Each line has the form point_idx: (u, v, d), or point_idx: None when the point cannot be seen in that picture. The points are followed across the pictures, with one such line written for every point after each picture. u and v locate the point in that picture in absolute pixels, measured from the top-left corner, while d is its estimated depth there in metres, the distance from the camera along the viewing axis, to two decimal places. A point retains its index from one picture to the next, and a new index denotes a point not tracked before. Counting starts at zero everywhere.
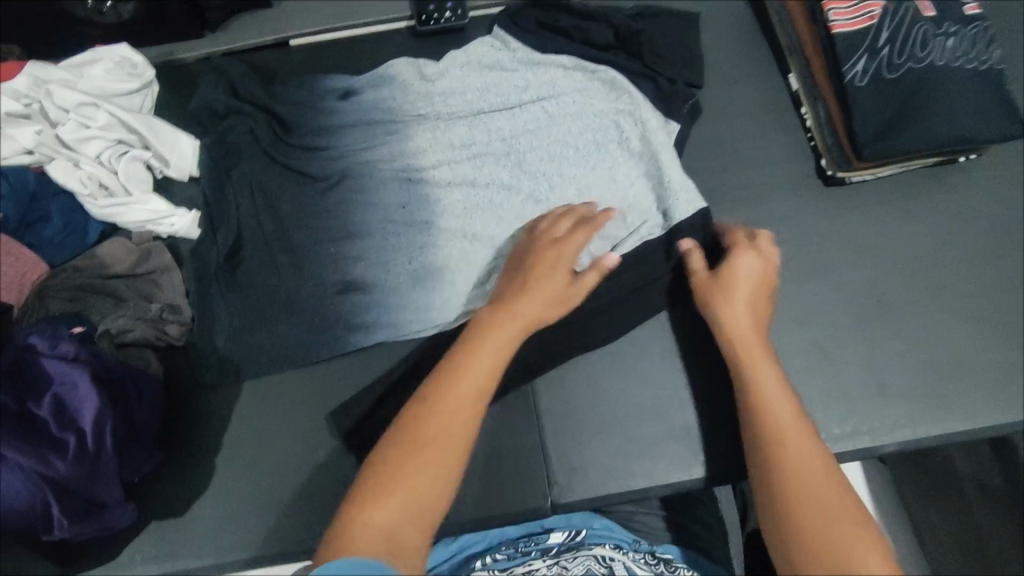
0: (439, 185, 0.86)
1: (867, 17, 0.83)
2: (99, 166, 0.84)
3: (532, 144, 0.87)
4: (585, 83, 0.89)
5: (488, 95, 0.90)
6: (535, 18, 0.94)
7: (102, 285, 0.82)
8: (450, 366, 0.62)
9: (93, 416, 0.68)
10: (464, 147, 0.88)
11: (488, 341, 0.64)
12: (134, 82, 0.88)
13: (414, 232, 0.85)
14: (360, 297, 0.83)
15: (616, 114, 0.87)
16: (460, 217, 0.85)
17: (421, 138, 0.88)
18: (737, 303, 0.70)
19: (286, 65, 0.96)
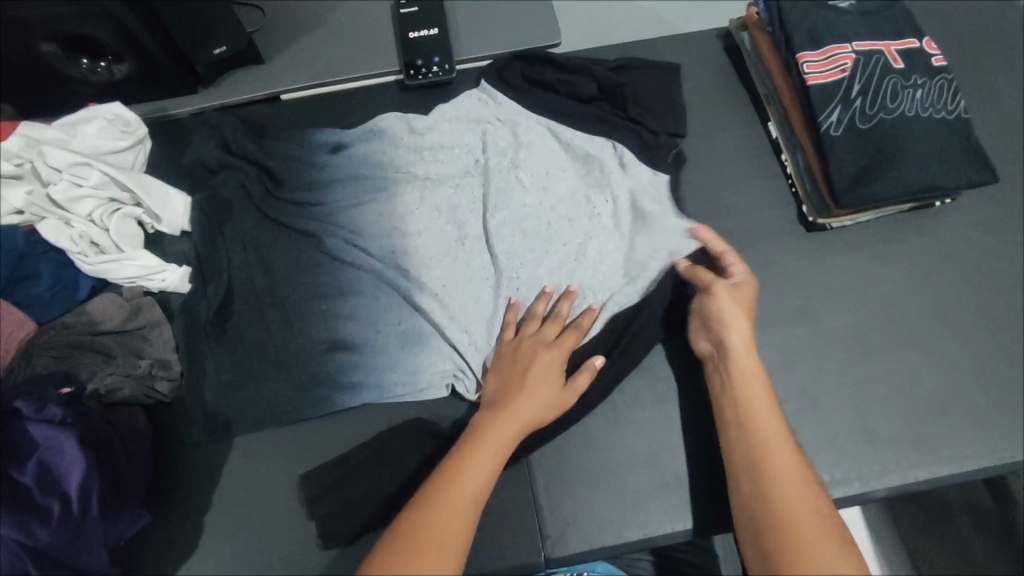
0: (427, 241, 0.88)
1: (839, 70, 0.85)
2: (91, 224, 0.85)
3: (519, 201, 0.89)
4: (570, 139, 0.92)
5: (476, 151, 0.92)
6: (521, 71, 0.97)
7: (90, 342, 0.81)
8: (440, 483, 0.63)
9: (80, 481, 0.66)
10: (452, 202, 0.90)
11: (478, 453, 0.66)
12: (126, 139, 0.89)
13: (402, 290, 0.85)
14: (349, 356, 0.83)
15: (601, 171, 0.90)
16: (448, 273, 0.86)
17: (409, 193, 0.90)
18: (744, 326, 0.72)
19: (278, 119, 0.98)
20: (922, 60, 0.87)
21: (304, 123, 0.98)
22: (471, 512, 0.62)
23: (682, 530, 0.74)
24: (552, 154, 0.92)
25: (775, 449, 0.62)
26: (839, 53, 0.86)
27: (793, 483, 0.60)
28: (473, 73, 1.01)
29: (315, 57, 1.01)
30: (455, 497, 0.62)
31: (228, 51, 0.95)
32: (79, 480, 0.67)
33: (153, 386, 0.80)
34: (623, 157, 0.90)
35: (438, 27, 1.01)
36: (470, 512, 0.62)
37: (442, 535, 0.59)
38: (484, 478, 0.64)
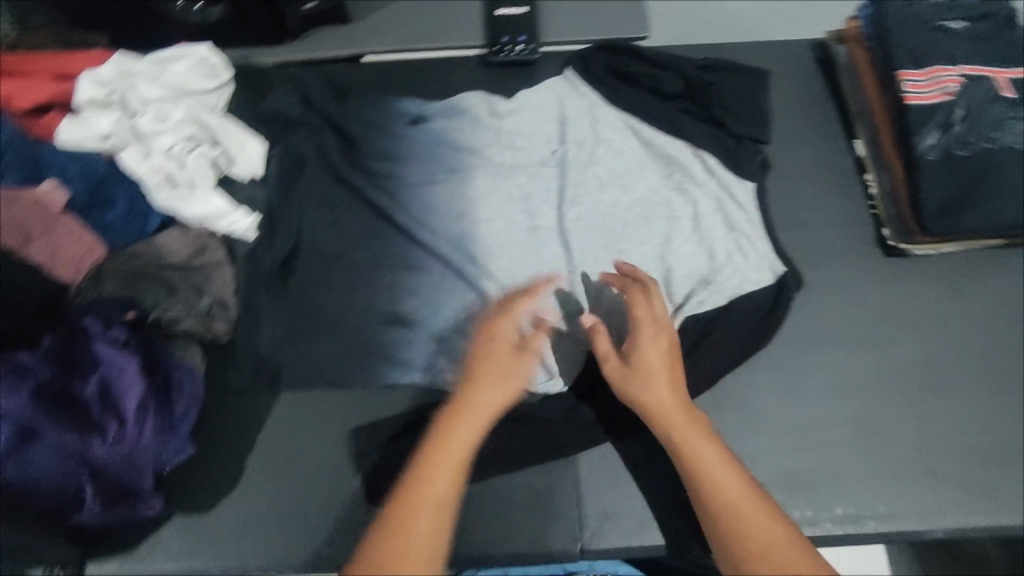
0: (499, 227, 0.87)
1: (943, 92, 0.82)
2: (169, 158, 0.86)
3: (594, 197, 0.89)
4: (650, 139, 0.91)
5: (554, 144, 0.92)
6: (605, 61, 0.95)
7: (157, 274, 0.81)
8: (406, 500, 0.58)
9: (136, 403, 0.69)
10: (526, 193, 0.89)
11: (436, 460, 0.61)
12: (211, 82, 0.91)
13: (468, 273, 0.84)
14: (405, 331, 0.82)
15: (679, 177, 0.89)
16: (517, 263, 0.85)
17: (484, 178, 0.90)
18: (660, 387, 0.67)
19: (357, 79, 0.98)
20: None
21: (382, 86, 0.98)
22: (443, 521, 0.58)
23: None
24: (627, 154, 0.91)
25: (707, 457, 0.63)
26: (943, 75, 0.82)
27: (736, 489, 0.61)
28: (556, 56, 0.99)
29: (401, 23, 1.01)
30: (421, 514, 0.58)
31: (318, 6, 0.96)
32: (135, 403, 0.69)
33: (211, 324, 0.81)
34: (701, 163, 0.89)
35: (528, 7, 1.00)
36: (440, 521, 0.58)
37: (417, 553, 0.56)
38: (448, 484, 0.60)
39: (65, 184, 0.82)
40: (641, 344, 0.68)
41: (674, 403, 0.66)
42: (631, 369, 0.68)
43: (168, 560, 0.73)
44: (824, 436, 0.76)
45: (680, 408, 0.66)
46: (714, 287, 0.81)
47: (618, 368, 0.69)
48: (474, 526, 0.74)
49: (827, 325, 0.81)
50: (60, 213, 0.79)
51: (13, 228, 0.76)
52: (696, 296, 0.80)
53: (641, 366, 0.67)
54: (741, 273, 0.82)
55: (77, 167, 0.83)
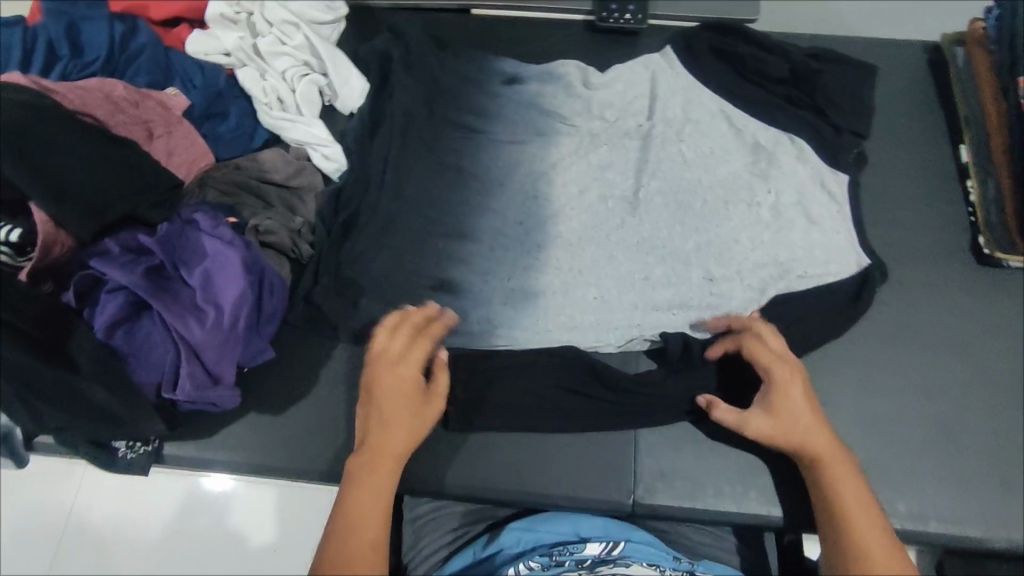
0: (575, 192, 0.86)
1: None
2: (281, 81, 0.91)
3: (676, 172, 0.87)
4: (742, 123, 0.89)
5: (641, 118, 0.91)
6: (710, 41, 0.94)
7: (256, 187, 0.86)
8: (340, 535, 0.64)
9: (234, 294, 0.72)
10: (605, 164, 0.88)
11: (364, 492, 0.66)
12: (329, 15, 0.94)
13: (539, 232, 0.85)
14: (477, 276, 0.83)
15: (766, 164, 0.86)
16: (587, 226, 0.85)
17: (566, 145, 0.89)
18: (806, 424, 0.67)
19: (461, 30, 1.01)
20: None
21: (485, 41, 1.00)
22: (377, 555, 0.64)
23: (775, 514, 0.73)
24: (719, 135, 0.89)
25: (857, 498, 0.64)
26: None
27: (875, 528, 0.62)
28: (661, 30, 0.99)
29: None
30: (357, 549, 0.63)
31: None
32: (233, 298, 0.72)
33: (299, 242, 0.84)
34: (796, 149, 0.87)
35: None
36: (377, 556, 0.63)
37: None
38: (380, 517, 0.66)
39: (186, 93, 0.87)
40: (781, 389, 0.69)
41: (823, 439, 0.67)
42: (770, 412, 0.68)
43: (237, 452, 0.77)
44: (894, 433, 0.75)
45: (827, 444, 0.66)
46: (792, 271, 0.80)
47: (757, 413, 0.69)
48: (531, 465, 0.76)
49: (911, 323, 0.79)
50: (181, 118, 0.85)
51: (139, 125, 0.81)
52: (768, 283, 0.80)
53: (784, 411, 0.68)
54: (826, 263, 0.81)
55: (202, 77, 0.89)
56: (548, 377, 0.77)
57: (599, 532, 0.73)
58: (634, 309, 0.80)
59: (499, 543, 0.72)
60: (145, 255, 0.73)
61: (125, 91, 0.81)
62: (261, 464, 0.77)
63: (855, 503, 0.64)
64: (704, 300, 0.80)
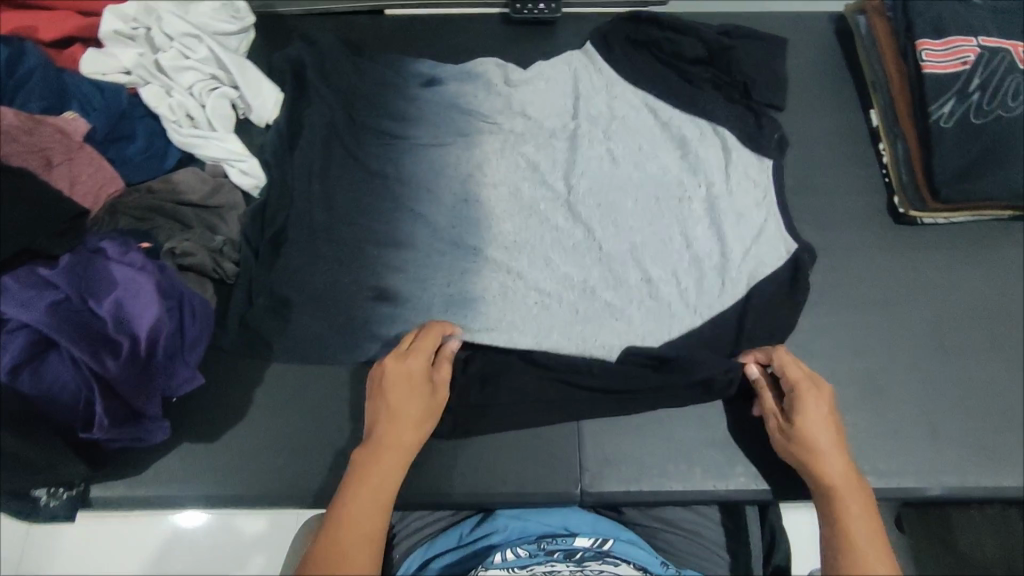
0: (504, 194, 0.85)
1: (960, 62, 0.83)
2: (189, 97, 0.87)
3: (604, 171, 0.86)
4: (665, 114, 0.89)
5: (565, 116, 0.90)
6: (627, 33, 0.94)
7: (170, 210, 0.83)
8: (333, 529, 0.60)
9: (149, 324, 0.68)
10: (532, 167, 0.87)
11: (364, 489, 0.63)
12: (234, 25, 0.91)
13: (471, 241, 0.83)
14: (409, 286, 0.81)
15: (692, 154, 0.87)
16: (519, 230, 0.83)
17: (491, 148, 0.88)
18: (821, 446, 0.66)
19: (376, 32, 0.99)
20: None
21: (401, 43, 0.98)
22: (373, 548, 0.60)
23: (719, 488, 0.74)
24: (642, 126, 0.89)
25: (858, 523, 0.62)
26: (960, 45, 0.83)
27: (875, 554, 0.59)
28: (576, 18, 0.99)
29: None
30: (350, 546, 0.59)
31: None
32: (151, 326, 0.68)
33: (222, 263, 0.81)
34: (720, 137, 0.87)
35: None
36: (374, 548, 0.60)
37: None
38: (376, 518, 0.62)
39: (86, 116, 0.83)
40: (803, 403, 0.68)
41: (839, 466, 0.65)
42: (790, 423, 0.68)
43: (171, 487, 0.73)
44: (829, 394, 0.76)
45: (840, 471, 0.64)
46: (724, 260, 0.81)
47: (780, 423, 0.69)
48: (478, 466, 0.75)
49: (838, 286, 0.81)
50: (83, 143, 0.81)
51: (35, 153, 0.76)
52: (703, 278, 0.80)
53: (802, 425, 0.67)
54: (758, 247, 0.81)
55: (101, 99, 0.84)
56: (494, 383, 0.75)
57: (587, 527, 0.77)
58: (575, 312, 0.79)
59: (490, 528, 0.76)
60: (49, 288, 0.68)
61: (16, 119, 0.76)
62: (200, 496, 0.74)
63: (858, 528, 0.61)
64: (643, 301, 0.79)
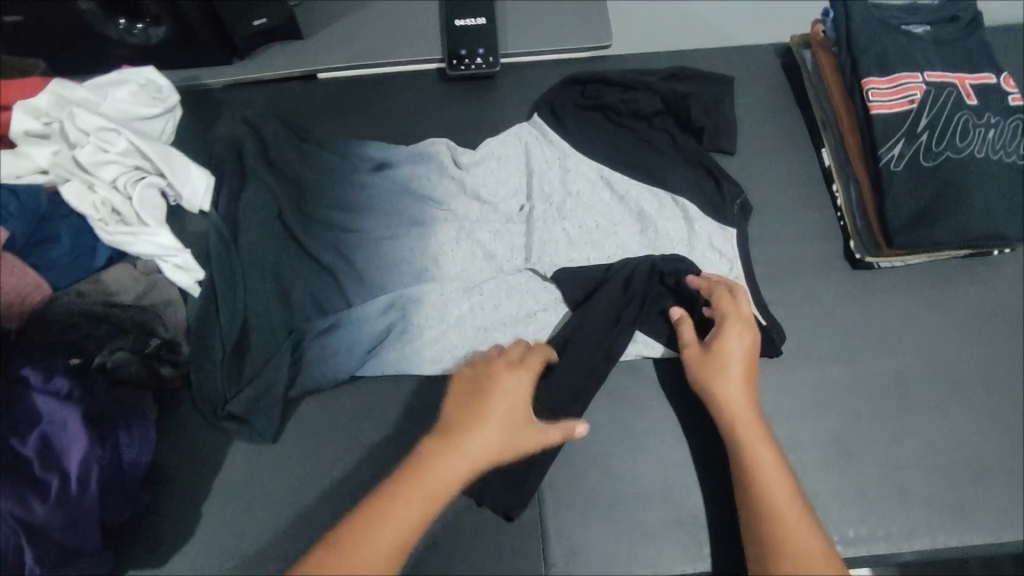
0: (458, 289, 0.82)
1: (907, 100, 0.80)
2: (114, 191, 0.82)
3: (562, 256, 0.83)
4: (628, 190, 0.86)
5: (520, 197, 0.87)
6: (575, 95, 0.91)
7: (103, 313, 0.79)
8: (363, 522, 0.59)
9: (79, 457, 0.66)
10: (487, 257, 0.84)
11: (418, 487, 0.61)
12: (157, 108, 0.86)
13: (426, 344, 0.80)
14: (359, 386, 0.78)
15: (654, 231, 0.84)
16: (473, 326, 0.80)
17: (443, 238, 0.85)
18: (734, 382, 0.69)
19: (310, 100, 0.95)
20: (998, 97, 0.81)
21: (337, 109, 0.94)
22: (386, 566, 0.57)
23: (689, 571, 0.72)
24: (598, 200, 0.86)
25: (761, 455, 0.65)
26: (906, 83, 0.81)
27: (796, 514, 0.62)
28: (518, 69, 0.96)
29: (355, 38, 0.97)
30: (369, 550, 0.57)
31: (268, 24, 0.91)
32: (79, 459, 0.66)
33: (158, 371, 0.78)
34: (684, 212, 0.85)
35: (486, 17, 0.96)
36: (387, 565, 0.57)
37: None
38: (412, 520, 0.60)
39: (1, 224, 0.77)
40: (726, 335, 0.71)
41: (745, 408, 0.68)
42: (706, 359, 0.71)
43: None
44: (794, 459, 0.74)
45: (752, 418, 0.68)
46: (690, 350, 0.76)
47: (698, 355, 0.72)
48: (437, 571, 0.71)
49: (796, 342, 0.79)
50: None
51: None
52: None
53: (720, 356, 0.70)
54: None
55: (18, 203, 0.79)
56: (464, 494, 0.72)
57: None
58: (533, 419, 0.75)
59: None
60: None
61: None
62: None
63: (765, 462, 0.65)
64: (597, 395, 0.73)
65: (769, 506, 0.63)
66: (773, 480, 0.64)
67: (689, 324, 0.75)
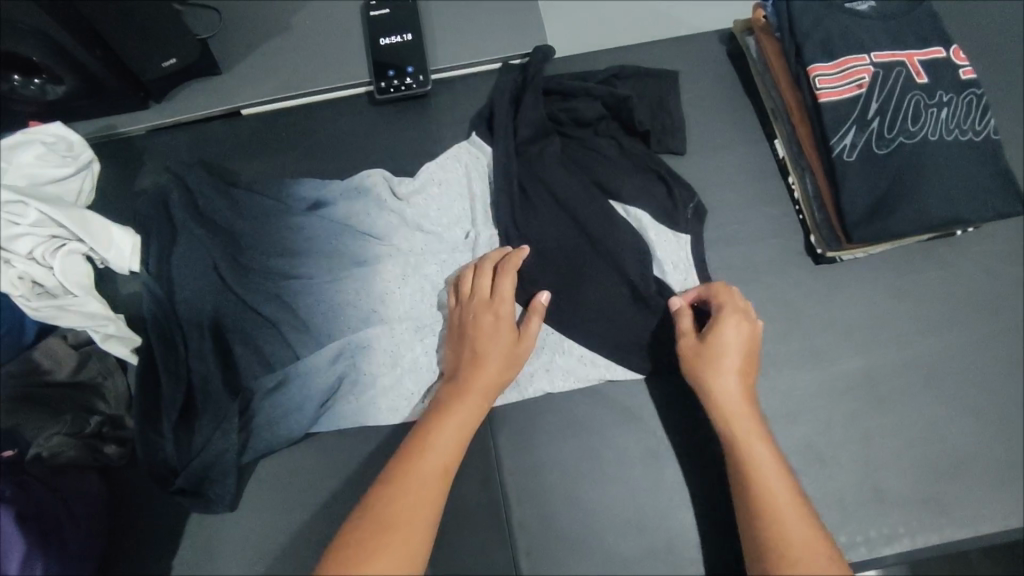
0: (409, 330, 0.79)
1: (855, 85, 0.77)
2: (32, 263, 0.73)
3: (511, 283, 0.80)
4: None
5: (465, 224, 0.83)
6: (510, 97, 0.84)
7: (36, 395, 0.73)
8: (408, 455, 0.63)
9: (19, 561, 0.63)
10: (436, 293, 0.81)
11: (442, 427, 0.65)
12: (70, 167, 0.79)
13: (381, 393, 0.77)
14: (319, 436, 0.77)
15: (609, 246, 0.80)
16: (430, 368, 0.78)
17: (388, 277, 0.81)
18: (727, 374, 0.68)
19: (237, 139, 0.90)
20: (950, 72, 0.78)
21: (265, 145, 0.90)
22: (440, 484, 0.62)
23: None
24: (548, 212, 0.80)
25: (759, 456, 0.64)
26: (853, 66, 0.77)
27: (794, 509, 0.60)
28: (451, 85, 0.91)
29: (277, 67, 0.91)
30: (419, 473, 0.61)
31: (179, 63, 0.85)
32: (19, 562, 0.63)
33: (100, 449, 0.75)
34: (637, 223, 0.80)
35: (412, 32, 0.90)
36: (439, 487, 0.61)
37: (405, 514, 0.58)
38: (470, 413, 0.67)
39: None
40: (722, 328, 0.70)
41: (741, 405, 0.67)
42: (704, 349, 0.70)
43: None
44: None
45: (745, 411, 0.67)
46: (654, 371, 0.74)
47: (692, 347, 0.71)
48: None
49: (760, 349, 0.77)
50: None
51: None
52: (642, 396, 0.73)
53: (717, 345, 0.69)
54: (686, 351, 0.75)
55: None
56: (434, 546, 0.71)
57: None
58: (494, 457, 0.74)
59: None
60: None
61: None
62: None
63: (763, 459, 0.64)
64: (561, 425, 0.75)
65: (765, 499, 0.61)
66: (767, 476, 0.63)
67: (689, 316, 0.73)
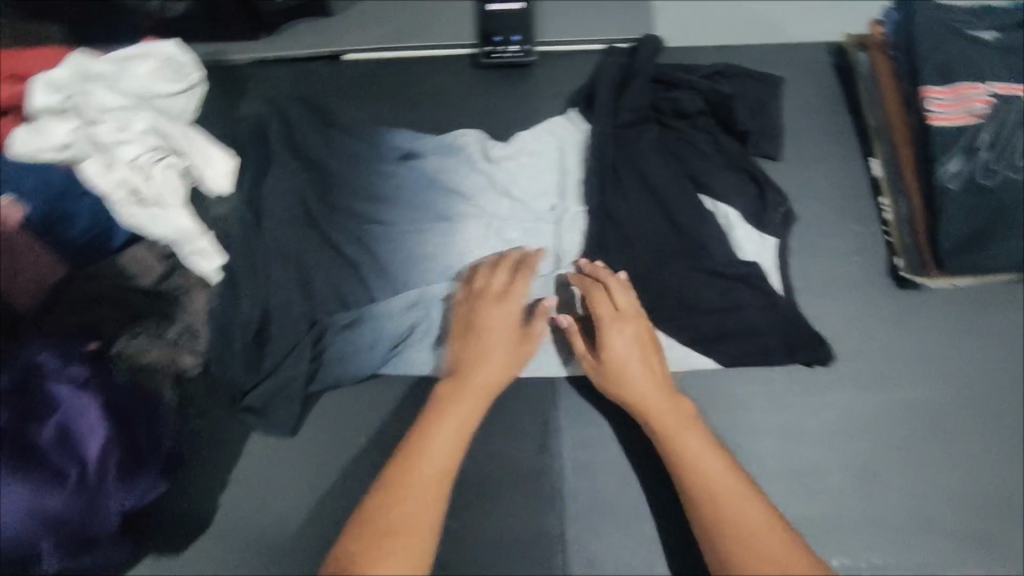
0: None
1: (970, 113, 0.76)
2: (134, 171, 0.74)
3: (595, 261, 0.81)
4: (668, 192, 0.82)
5: (552, 196, 0.84)
6: (615, 79, 0.85)
7: (121, 296, 0.76)
8: (415, 442, 0.68)
9: (99, 447, 0.68)
10: None
11: (447, 415, 0.69)
12: (180, 83, 0.82)
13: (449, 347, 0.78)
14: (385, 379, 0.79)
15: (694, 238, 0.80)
16: None
17: (470, 236, 0.82)
18: (633, 378, 0.71)
19: (337, 81, 0.91)
20: None
21: (364, 91, 0.91)
22: (447, 474, 0.67)
23: None
24: (637, 197, 0.81)
25: (692, 444, 0.67)
26: (970, 94, 0.76)
27: (727, 489, 0.65)
28: (554, 58, 0.92)
29: (387, 18, 0.93)
30: (428, 462, 0.67)
31: None
32: (99, 444, 0.68)
33: (177, 356, 0.76)
34: (726, 220, 0.81)
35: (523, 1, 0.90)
36: (442, 476, 0.66)
37: (413, 502, 0.64)
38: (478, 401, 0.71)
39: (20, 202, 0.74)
40: (607, 338, 0.72)
41: (660, 408, 0.70)
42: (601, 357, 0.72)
43: None
44: (821, 482, 0.73)
45: (667, 405, 0.70)
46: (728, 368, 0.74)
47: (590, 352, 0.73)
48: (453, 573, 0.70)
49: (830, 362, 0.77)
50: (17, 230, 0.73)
51: None
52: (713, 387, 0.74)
53: (613, 354, 0.71)
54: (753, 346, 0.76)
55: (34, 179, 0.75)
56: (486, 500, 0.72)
57: None
58: (554, 426, 0.75)
59: None
60: None
61: None
62: None
63: (693, 449, 0.67)
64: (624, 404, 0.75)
65: (701, 481, 0.66)
66: (702, 464, 0.66)
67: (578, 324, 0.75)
